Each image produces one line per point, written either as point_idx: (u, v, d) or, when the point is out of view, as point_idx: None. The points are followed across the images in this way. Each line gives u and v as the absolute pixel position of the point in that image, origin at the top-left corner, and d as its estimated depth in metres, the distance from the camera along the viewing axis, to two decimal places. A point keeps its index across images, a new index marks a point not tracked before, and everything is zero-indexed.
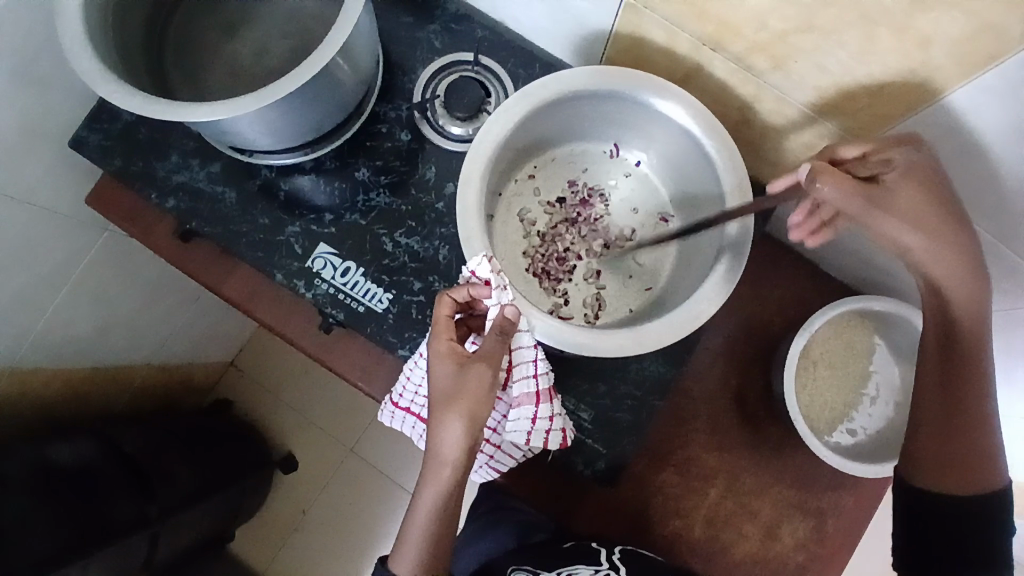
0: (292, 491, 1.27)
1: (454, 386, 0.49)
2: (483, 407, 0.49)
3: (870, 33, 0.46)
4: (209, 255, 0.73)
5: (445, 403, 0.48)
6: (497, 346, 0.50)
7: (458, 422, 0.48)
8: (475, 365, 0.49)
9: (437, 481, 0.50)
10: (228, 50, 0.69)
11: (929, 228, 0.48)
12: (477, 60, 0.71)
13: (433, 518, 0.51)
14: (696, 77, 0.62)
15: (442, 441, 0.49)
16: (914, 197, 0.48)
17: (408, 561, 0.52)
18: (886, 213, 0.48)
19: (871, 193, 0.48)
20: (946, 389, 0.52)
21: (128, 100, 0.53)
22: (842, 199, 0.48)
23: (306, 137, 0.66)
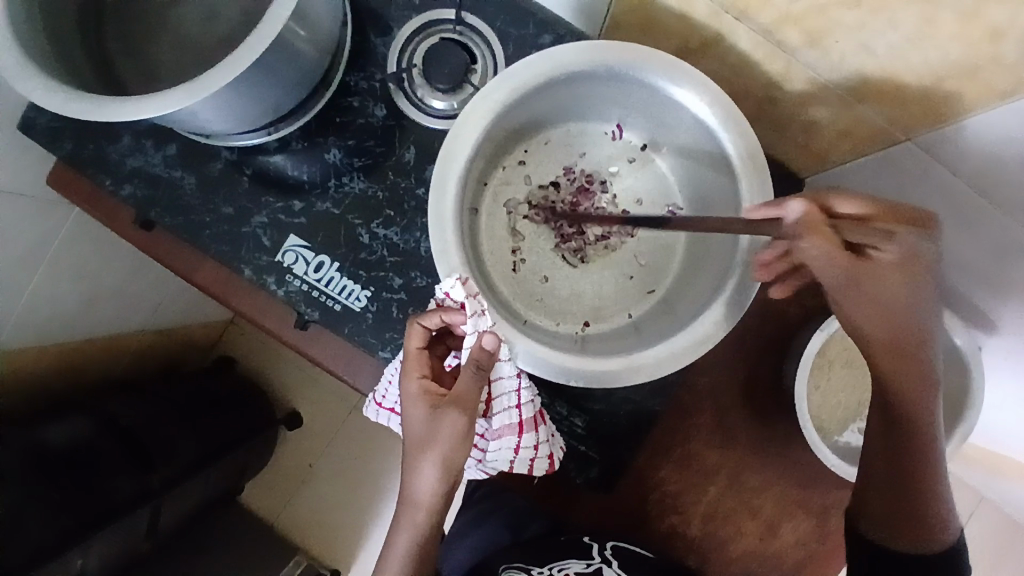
0: (299, 445, 1.28)
1: (427, 429, 0.45)
2: (459, 453, 0.45)
3: (936, 16, 0.37)
4: (176, 242, 0.67)
5: (417, 449, 0.45)
6: (473, 386, 0.45)
7: (431, 467, 0.45)
8: (447, 410, 0.45)
9: (412, 524, 0.47)
10: (173, 9, 0.60)
11: (900, 305, 0.45)
12: (459, 18, 0.61)
13: (409, 563, 0.47)
14: (715, 47, 0.52)
15: (417, 485, 0.46)
16: (901, 279, 0.44)
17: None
18: (870, 287, 0.44)
19: (855, 267, 0.43)
20: (892, 443, 0.48)
21: (50, 98, 0.46)
22: (832, 256, 0.42)
23: (266, 119, 0.58)
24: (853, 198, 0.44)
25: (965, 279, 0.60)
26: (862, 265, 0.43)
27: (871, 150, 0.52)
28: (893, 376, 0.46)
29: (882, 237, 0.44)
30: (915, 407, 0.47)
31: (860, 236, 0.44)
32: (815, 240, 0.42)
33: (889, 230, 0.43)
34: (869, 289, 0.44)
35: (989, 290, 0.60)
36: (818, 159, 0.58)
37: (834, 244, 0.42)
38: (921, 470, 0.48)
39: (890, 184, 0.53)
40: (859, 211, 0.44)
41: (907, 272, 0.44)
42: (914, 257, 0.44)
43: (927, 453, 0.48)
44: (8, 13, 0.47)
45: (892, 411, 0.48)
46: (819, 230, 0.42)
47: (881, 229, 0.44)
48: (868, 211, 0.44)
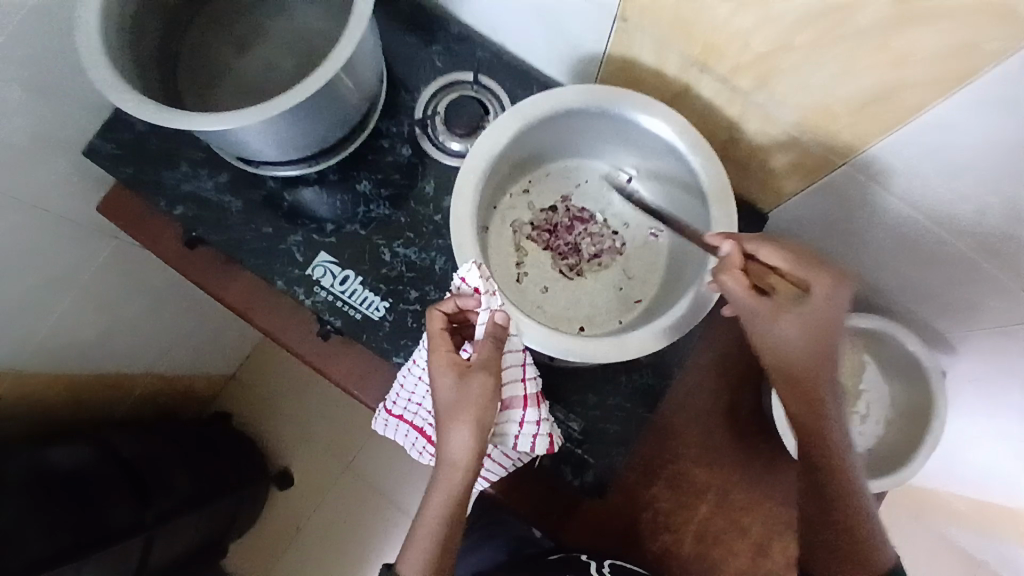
0: (289, 505, 1.28)
1: (461, 395, 0.51)
2: (487, 412, 0.51)
3: (850, 52, 0.49)
4: (212, 261, 0.75)
5: (452, 412, 0.51)
6: (494, 352, 0.52)
7: (466, 428, 0.50)
8: (477, 375, 0.51)
9: (447, 486, 0.52)
10: (236, 62, 0.71)
11: (810, 350, 0.53)
12: (476, 79, 0.74)
13: (443, 524, 0.52)
14: (685, 97, 0.65)
15: (451, 447, 0.51)
16: (803, 331, 0.53)
17: (415, 567, 0.52)
18: (780, 328, 0.53)
19: (762, 303, 0.53)
20: (823, 487, 0.56)
21: (143, 109, 0.56)
22: (743, 290, 0.54)
23: (310, 150, 0.69)
24: (778, 251, 0.55)
25: (914, 300, 0.69)
26: (770, 302, 0.54)
27: (821, 176, 0.62)
28: (810, 426, 0.56)
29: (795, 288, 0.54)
30: (833, 449, 0.55)
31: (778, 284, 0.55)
32: (731, 274, 0.54)
33: (805, 282, 0.54)
34: (771, 332, 0.53)
35: (933, 307, 0.69)
36: (776, 194, 0.69)
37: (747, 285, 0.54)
38: (852, 506, 0.56)
39: (837, 208, 0.64)
40: (780, 264, 0.55)
41: (809, 321, 0.52)
42: (820, 309, 0.52)
43: (852, 488, 0.56)
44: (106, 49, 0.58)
45: (818, 455, 0.56)
46: (733, 270, 0.55)
47: (795, 281, 0.54)
48: (788, 266, 0.54)
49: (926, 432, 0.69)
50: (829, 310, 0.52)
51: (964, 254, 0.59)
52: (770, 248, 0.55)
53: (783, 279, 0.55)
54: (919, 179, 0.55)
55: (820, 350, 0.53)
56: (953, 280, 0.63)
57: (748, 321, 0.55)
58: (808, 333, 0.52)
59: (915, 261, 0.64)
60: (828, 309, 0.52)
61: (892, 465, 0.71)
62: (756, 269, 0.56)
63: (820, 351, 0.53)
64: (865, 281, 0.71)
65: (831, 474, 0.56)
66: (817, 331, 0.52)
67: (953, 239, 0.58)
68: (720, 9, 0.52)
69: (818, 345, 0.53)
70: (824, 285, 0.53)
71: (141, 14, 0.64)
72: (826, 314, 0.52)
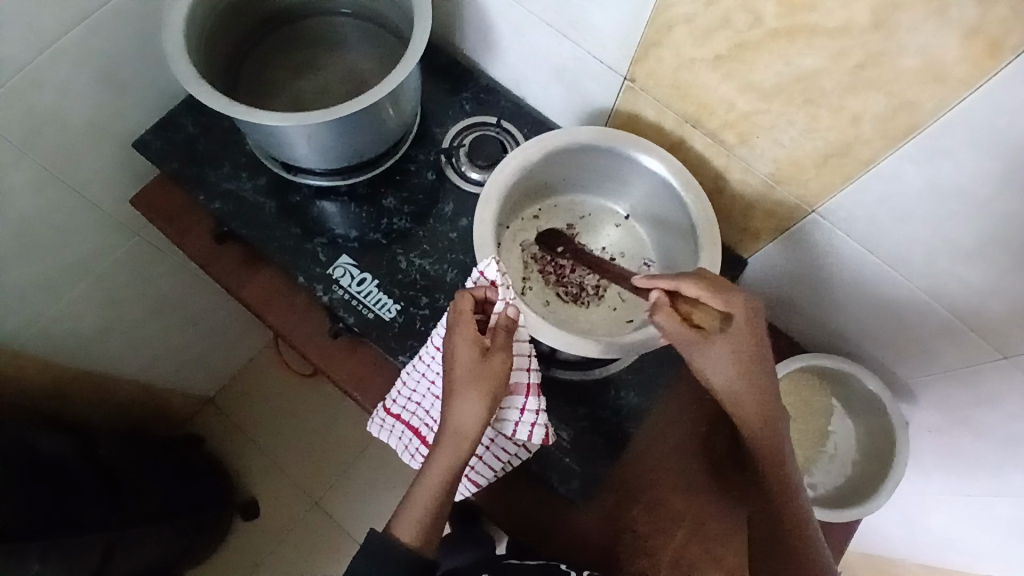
0: (250, 540, 1.24)
1: (478, 369, 0.56)
2: (500, 389, 0.56)
3: (815, 112, 0.60)
4: (238, 258, 0.81)
5: (470, 383, 0.55)
6: (509, 339, 0.58)
7: (479, 398, 0.55)
8: (496, 355, 0.57)
9: (453, 454, 0.55)
10: (291, 85, 0.82)
11: (741, 366, 0.55)
12: (498, 122, 0.84)
13: (442, 490, 0.55)
14: (679, 149, 0.76)
15: (462, 416, 0.55)
16: (732, 354, 0.55)
17: (411, 529, 0.54)
18: (712, 355, 0.55)
19: (692, 335, 0.56)
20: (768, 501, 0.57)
21: (214, 99, 0.63)
22: (675, 327, 0.57)
23: (347, 162, 0.77)
24: (697, 283, 0.57)
25: (875, 345, 0.78)
26: (699, 333, 0.56)
27: (791, 225, 0.73)
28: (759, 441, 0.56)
29: (717, 318, 0.57)
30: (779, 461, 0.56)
31: (700, 316, 0.58)
32: (662, 315, 0.57)
33: (725, 314, 0.56)
34: (703, 356, 0.56)
35: (891, 352, 0.77)
36: (754, 241, 0.79)
37: (679, 320, 0.57)
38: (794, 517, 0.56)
39: (808, 258, 0.75)
40: (699, 296, 0.57)
41: (735, 340, 0.55)
42: (743, 330, 0.55)
43: (798, 504, 0.56)
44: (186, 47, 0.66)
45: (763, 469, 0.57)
46: (664, 310, 0.58)
47: (715, 311, 0.57)
48: (707, 299, 0.56)
49: (889, 471, 0.75)
50: (751, 328, 0.56)
51: (918, 297, 0.68)
52: (689, 284, 0.57)
53: (705, 311, 0.57)
54: (877, 223, 0.64)
55: (752, 364, 0.55)
56: (905, 324, 0.72)
57: (688, 350, 0.57)
58: (736, 353, 0.55)
59: (874, 306, 0.73)
60: (748, 330, 0.55)
61: (858, 497, 0.77)
62: (685, 305, 0.58)
63: (751, 365, 0.55)
64: (833, 325, 0.80)
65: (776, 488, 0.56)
66: (745, 354, 0.55)
67: (905, 282, 0.67)
68: (712, 73, 0.64)
69: (748, 363, 0.55)
70: (740, 309, 0.56)
71: (216, 33, 0.74)
72: (750, 334, 0.55)
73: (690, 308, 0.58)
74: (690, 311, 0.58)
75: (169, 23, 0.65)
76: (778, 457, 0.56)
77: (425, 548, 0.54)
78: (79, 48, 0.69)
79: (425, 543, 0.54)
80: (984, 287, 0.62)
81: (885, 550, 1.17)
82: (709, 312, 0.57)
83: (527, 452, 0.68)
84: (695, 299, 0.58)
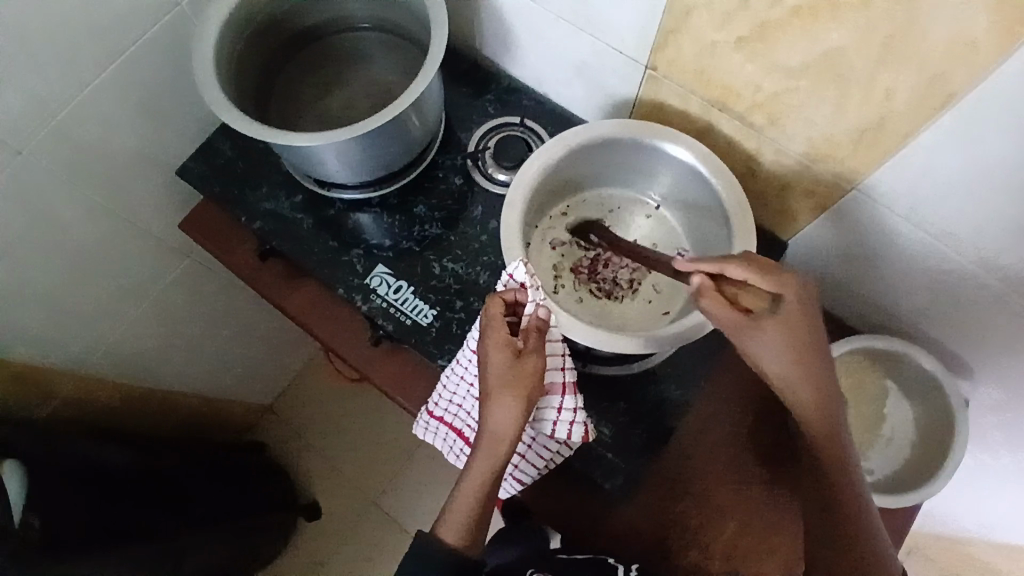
0: (313, 540, 1.29)
1: (511, 372, 0.56)
2: (533, 391, 0.57)
3: (847, 87, 0.58)
4: (281, 273, 0.85)
5: (503, 386, 0.56)
6: (540, 341, 0.58)
7: (514, 401, 0.56)
8: (528, 357, 0.57)
9: (491, 456, 0.56)
10: (320, 102, 0.85)
11: (795, 353, 0.53)
12: (522, 122, 0.85)
13: (482, 492, 0.56)
14: (708, 135, 0.74)
15: (498, 419, 0.56)
16: (785, 335, 0.53)
17: (454, 530, 0.56)
18: (766, 338, 0.53)
19: (743, 319, 0.54)
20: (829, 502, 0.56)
21: (246, 125, 0.66)
22: (724, 313, 0.54)
23: (376, 174, 0.79)
24: (748, 266, 0.55)
25: (927, 323, 0.75)
26: (749, 316, 0.54)
27: (829, 205, 0.70)
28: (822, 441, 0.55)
29: (768, 299, 0.55)
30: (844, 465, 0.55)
31: (747, 299, 0.56)
32: (710, 301, 0.55)
33: (778, 296, 0.54)
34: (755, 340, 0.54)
35: (946, 330, 0.73)
36: (792, 223, 0.76)
37: (725, 304, 0.55)
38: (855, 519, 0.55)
39: (848, 238, 0.72)
40: (748, 278, 0.55)
41: (784, 322, 0.53)
42: (796, 314, 0.54)
43: (860, 505, 0.55)
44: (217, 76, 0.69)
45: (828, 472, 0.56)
46: (711, 294, 0.55)
47: (765, 293, 0.55)
48: (759, 282, 0.54)
49: (948, 454, 0.72)
50: (804, 310, 0.54)
51: (970, 271, 0.65)
52: (738, 266, 0.55)
53: (752, 293, 0.56)
54: (920, 198, 0.62)
55: (807, 350, 0.54)
56: (957, 300, 0.69)
57: (738, 335, 0.55)
58: (791, 337, 0.53)
59: (925, 282, 0.70)
60: (803, 313, 0.54)
61: (917, 482, 0.74)
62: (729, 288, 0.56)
63: (806, 351, 0.53)
64: (881, 305, 0.77)
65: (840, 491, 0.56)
66: (795, 334, 0.53)
67: (955, 256, 0.64)
68: (736, 55, 0.62)
69: (802, 347, 0.53)
70: (792, 292, 0.54)
71: (245, 59, 0.77)
72: (804, 316, 0.54)
73: (736, 290, 0.56)
74: (736, 294, 0.56)
75: (198, 54, 0.68)
76: (830, 437, 0.55)
77: (470, 548, 0.56)
78: (121, 81, 0.74)
79: (469, 544, 0.56)
80: None
81: (953, 532, 1.12)
82: (758, 293, 0.56)
83: (569, 450, 0.68)
84: (741, 281, 0.56)
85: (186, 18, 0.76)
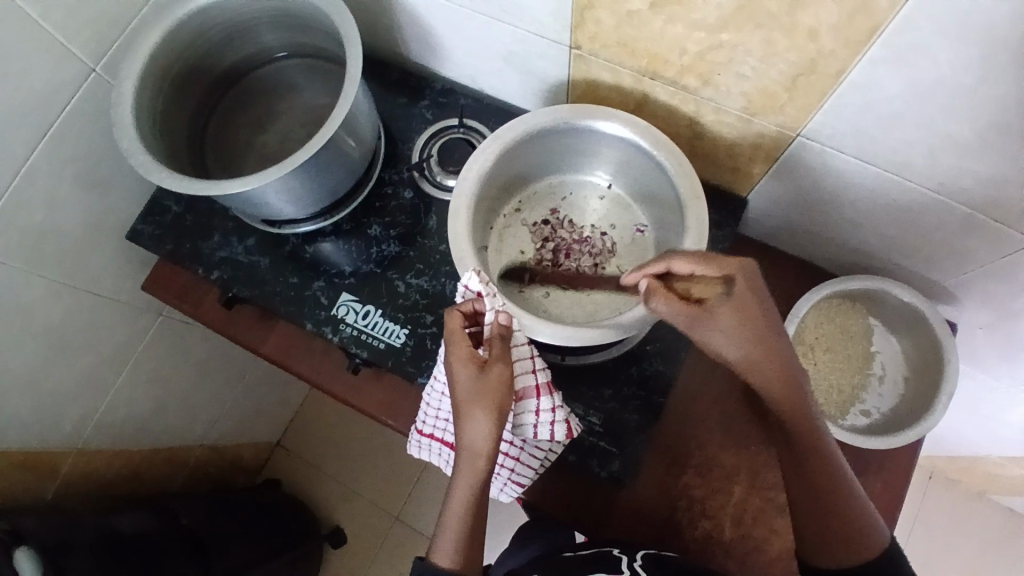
0: (345, 564, 1.31)
1: (478, 385, 0.56)
2: (504, 399, 0.56)
3: (770, 35, 0.55)
4: (250, 317, 0.84)
5: (472, 400, 0.55)
6: (504, 348, 0.57)
7: (485, 415, 0.55)
8: (493, 366, 0.56)
9: (472, 472, 0.56)
10: (256, 141, 0.84)
11: (750, 335, 0.51)
12: (461, 122, 0.83)
13: (470, 509, 0.56)
14: (646, 104, 0.72)
15: (472, 434, 0.55)
16: (737, 314, 0.51)
17: (448, 551, 0.56)
18: (717, 321, 0.51)
19: (693, 307, 0.52)
20: (811, 487, 0.54)
21: (176, 182, 0.65)
22: (674, 307, 0.52)
23: (323, 204, 0.77)
24: (687, 258, 0.54)
25: (901, 254, 0.73)
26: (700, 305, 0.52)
27: (780, 154, 0.68)
28: (797, 429, 0.53)
29: (717, 286, 0.53)
30: (825, 453, 0.53)
31: (700, 290, 0.54)
32: (658, 299, 0.53)
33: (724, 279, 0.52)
34: (711, 323, 0.51)
35: (922, 258, 0.72)
36: (747, 178, 0.75)
37: (675, 298, 0.53)
38: (848, 508, 0.54)
39: (805, 184, 0.70)
40: (694, 270, 0.54)
41: (736, 303, 0.51)
42: (746, 294, 0.51)
43: (841, 473, 0.54)
44: (139, 136, 0.67)
45: (806, 458, 0.53)
46: (659, 292, 0.53)
47: (713, 280, 0.53)
48: (704, 271, 0.53)
49: (942, 384, 0.71)
50: (756, 292, 0.52)
51: (930, 197, 0.63)
52: (680, 258, 0.54)
53: (703, 283, 0.54)
54: (865, 133, 0.60)
55: (763, 331, 0.51)
56: (926, 228, 0.67)
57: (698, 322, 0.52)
58: (743, 318, 0.51)
59: (889, 215, 0.68)
60: (753, 295, 0.52)
61: (914, 416, 0.73)
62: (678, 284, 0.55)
63: (761, 332, 0.51)
64: (851, 243, 0.75)
65: (821, 475, 0.53)
66: (748, 312, 0.51)
67: (913, 184, 0.62)
68: (653, 21, 0.60)
69: (757, 331, 0.51)
70: (741, 273, 0.52)
71: (169, 112, 0.76)
72: (757, 298, 0.51)
73: (688, 285, 0.55)
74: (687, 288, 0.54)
75: (119, 118, 0.66)
76: (796, 402, 0.52)
77: (467, 568, 0.56)
78: (51, 159, 0.73)
79: (465, 562, 0.56)
80: (997, 173, 0.56)
81: (968, 451, 1.11)
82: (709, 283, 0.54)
83: (558, 447, 0.68)
84: (690, 274, 0.55)
85: (102, 80, 0.75)
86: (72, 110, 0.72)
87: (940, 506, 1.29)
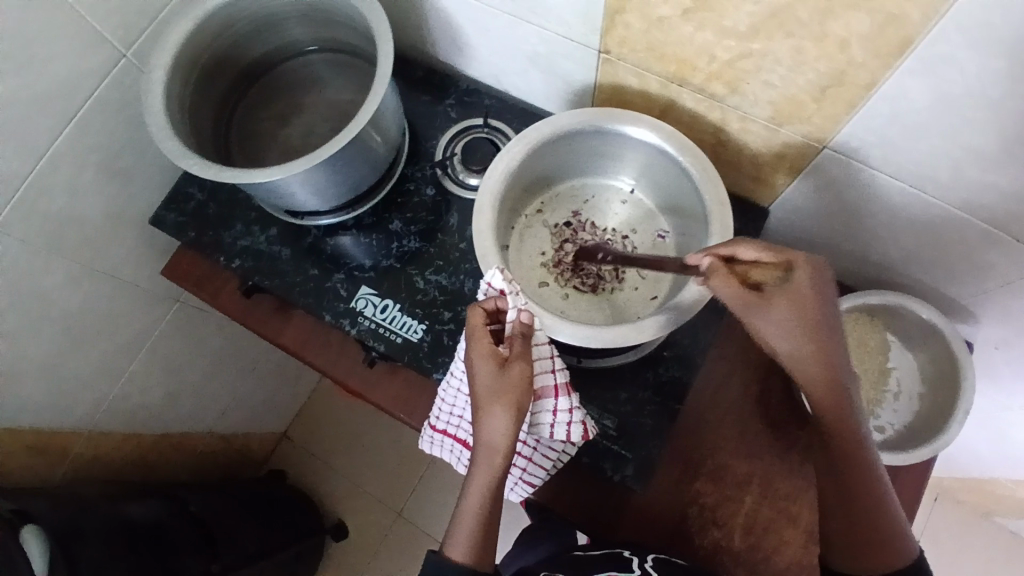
0: (345, 558, 1.31)
1: (498, 382, 0.56)
2: (524, 397, 0.56)
3: (800, 46, 0.56)
4: (268, 307, 0.85)
5: (491, 397, 0.55)
6: (525, 346, 0.58)
7: (503, 413, 0.55)
8: (514, 364, 0.56)
9: (489, 469, 0.56)
10: (281, 132, 0.84)
11: (806, 331, 0.51)
12: (486, 122, 0.83)
13: (484, 505, 0.56)
14: (671, 110, 0.73)
15: (491, 431, 0.55)
16: (798, 308, 0.51)
17: (461, 545, 0.57)
18: (777, 308, 0.51)
19: (750, 292, 0.52)
20: (843, 491, 0.55)
21: (205, 169, 0.65)
22: (734, 287, 0.53)
23: (347, 197, 0.77)
24: (754, 245, 0.55)
25: (920, 270, 0.73)
26: (758, 292, 0.52)
27: (805, 164, 0.68)
28: (836, 433, 0.53)
29: (779, 273, 0.53)
30: (861, 459, 0.53)
31: (760, 275, 0.54)
32: (716, 277, 0.54)
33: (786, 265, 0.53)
34: (767, 310, 0.52)
35: (941, 274, 0.72)
36: (769, 187, 0.75)
37: (734, 280, 0.53)
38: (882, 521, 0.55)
39: (828, 198, 0.71)
40: (759, 256, 0.54)
41: (795, 296, 0.51)
42: (807, 288, 0.51)
43: (875, 477, 0.54)
44: (168, 122, 0.68)
45: (840, 462, 0.54)
46: (719, 271, 0.54)
47: (776, 267, 0.54)
48: (767, 258, 0.54)
49: (957, 400, 0.71)
50: (818, 291, 0.52)
51: (952, 213, 0.63)
52: (747, 245, 0.55)
53: (764, 269, 0.54)
54: (892, 147, 0.60)
55: (818, 327, 0.51)
56: (947, 244, 0.67)
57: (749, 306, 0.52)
58: (802, 314, 0.51)
59: (912, 230, 0.68)
60: (814, 291, 0.51)
61: (927, 432, 0.73)
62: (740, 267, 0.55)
63: (816, 331, 0.51)
64: (871, 256, 0.75)
65: (855, 480, 0.54)
66: (805, 308, 0.51)
67: (938, 199, 0.63)
68: (684, 28, 0.60)
69: (815, 330, 0.51)
70: (805, 264, 0.52)
71: (197, 100, 0.76)
72: (818, 295, 0.51)
73: (748, 269, 0.55)
74: (748, 273, 0.55)
75: (149, 104, 0.67)
76: (836, 407, 0.52)
77: (480, 564, 0.57)
78: (78, 143, 0.73)
79: (478, 557, 0.56)
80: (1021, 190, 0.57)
81: (977, 470, 1.11)
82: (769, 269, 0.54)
83: (572, 449, 0.68)
84: (752, 260, 0.55)
85: (132, 68, 0.76)
86: (101, 95, 0.73)
87: (946, 525, 1.29)
